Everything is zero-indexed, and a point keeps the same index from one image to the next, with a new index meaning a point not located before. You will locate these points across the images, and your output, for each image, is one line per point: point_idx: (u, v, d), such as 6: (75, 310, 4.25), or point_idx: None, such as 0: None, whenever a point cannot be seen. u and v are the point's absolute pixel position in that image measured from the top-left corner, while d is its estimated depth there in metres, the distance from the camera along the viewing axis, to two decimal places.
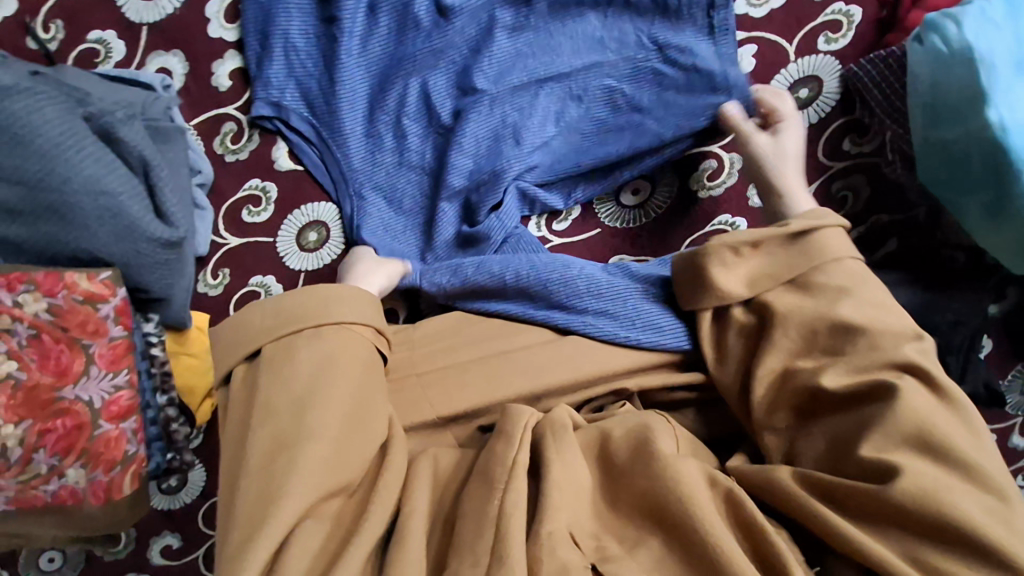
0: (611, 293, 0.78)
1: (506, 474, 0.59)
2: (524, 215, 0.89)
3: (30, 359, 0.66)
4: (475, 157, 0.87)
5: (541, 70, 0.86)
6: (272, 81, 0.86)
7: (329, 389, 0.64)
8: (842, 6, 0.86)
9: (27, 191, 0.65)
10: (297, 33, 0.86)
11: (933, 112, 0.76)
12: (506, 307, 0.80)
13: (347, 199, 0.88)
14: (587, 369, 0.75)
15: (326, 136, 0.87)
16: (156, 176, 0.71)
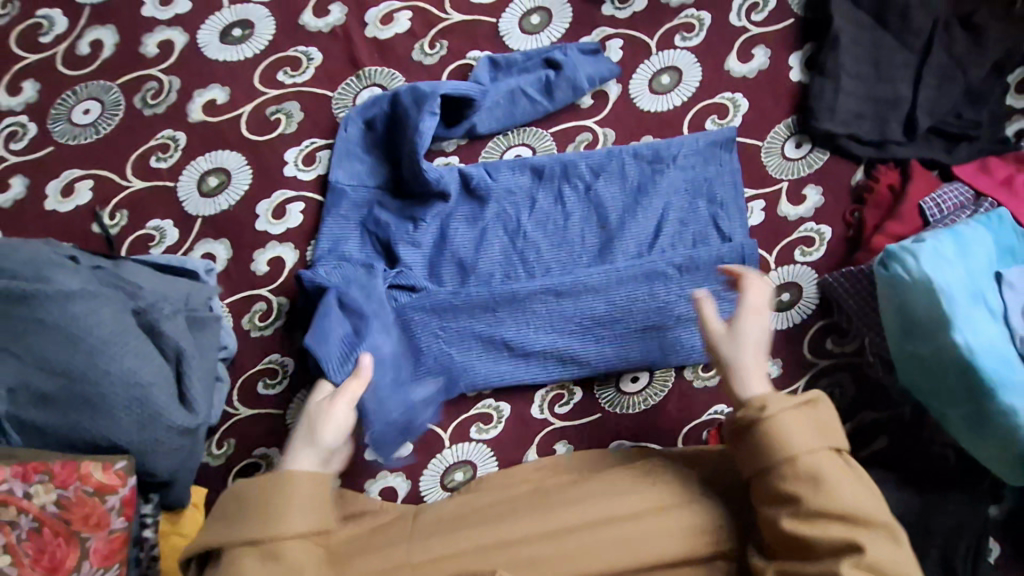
0: (449, 333, 0.93)
1: None
2: (450, 329, 0.93)
3: (25, 554, 0.64)
4: (480, 270, 0.95)
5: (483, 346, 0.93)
6: (405, 262, 0.94)
7: (284, 481, 0.66)
8: (813, 225, 0.97)
9: (65, 382, 0.69)
10: (466, 249, 0.96)
11: (905, 331, 0.84)
12: (435, 326, 0.93)
13: (400, 233, 0.95)
14: (589, 564, 0.72)
15: (433, 258, 0.96)
16: (186, 365, 0.76)
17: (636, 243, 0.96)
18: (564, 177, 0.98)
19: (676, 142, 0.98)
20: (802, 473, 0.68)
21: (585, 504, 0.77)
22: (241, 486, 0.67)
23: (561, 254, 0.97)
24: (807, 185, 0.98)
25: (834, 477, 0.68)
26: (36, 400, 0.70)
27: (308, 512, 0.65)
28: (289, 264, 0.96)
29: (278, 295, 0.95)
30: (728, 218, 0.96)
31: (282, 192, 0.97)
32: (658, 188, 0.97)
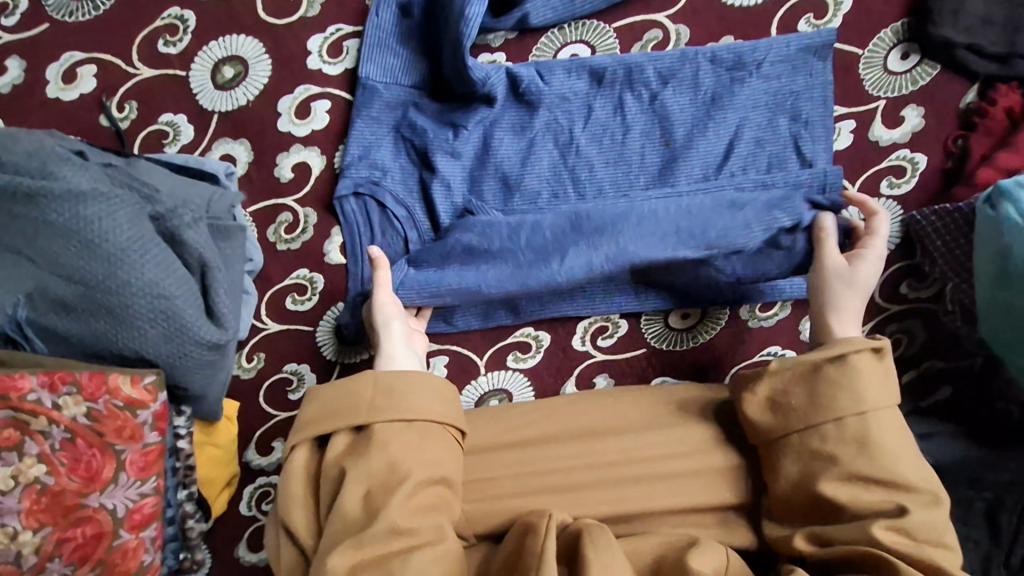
0: (492, 242, 0.81)
1: (537, 561, 0.59)
2: (492, 238, 0.81)
3: (60, 462, 0.63)
4: (526, 185, 0.86)
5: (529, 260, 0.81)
6: (446, 174, 0.85)
7: (407, 382, 0.69)
8: (908, 152, 0.85)
9: (83, 290, 0.64)
10: (510, 162, 0.86)
11: (1003, 277, 0.75)
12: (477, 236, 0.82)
13: (437, 139, 0.85)
14: (628, 500, 0.73)
15: (474, 170, 0.86)
16: (212, 277, 0.70)
17: (702, 165, 0.85)
18: (626, 84, 0.86)
19: (762, 45, 0.84)
20: (843, 433, 0.64)
21: (631, 433, 0.77)
22: (354, 384, 0.69)
23: (616, 173, 0.86)
24: (908, 105, 0.85)
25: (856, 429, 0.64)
26: (56, 308, 0.65)
27: (436, 400, 0.70)
28: (316, 170, 0.87)
29: (305, 205, 0.87)
30: (811, 139, 0.84)
31: (305, 87, 0.86)
32: (734, 101, 0.85)
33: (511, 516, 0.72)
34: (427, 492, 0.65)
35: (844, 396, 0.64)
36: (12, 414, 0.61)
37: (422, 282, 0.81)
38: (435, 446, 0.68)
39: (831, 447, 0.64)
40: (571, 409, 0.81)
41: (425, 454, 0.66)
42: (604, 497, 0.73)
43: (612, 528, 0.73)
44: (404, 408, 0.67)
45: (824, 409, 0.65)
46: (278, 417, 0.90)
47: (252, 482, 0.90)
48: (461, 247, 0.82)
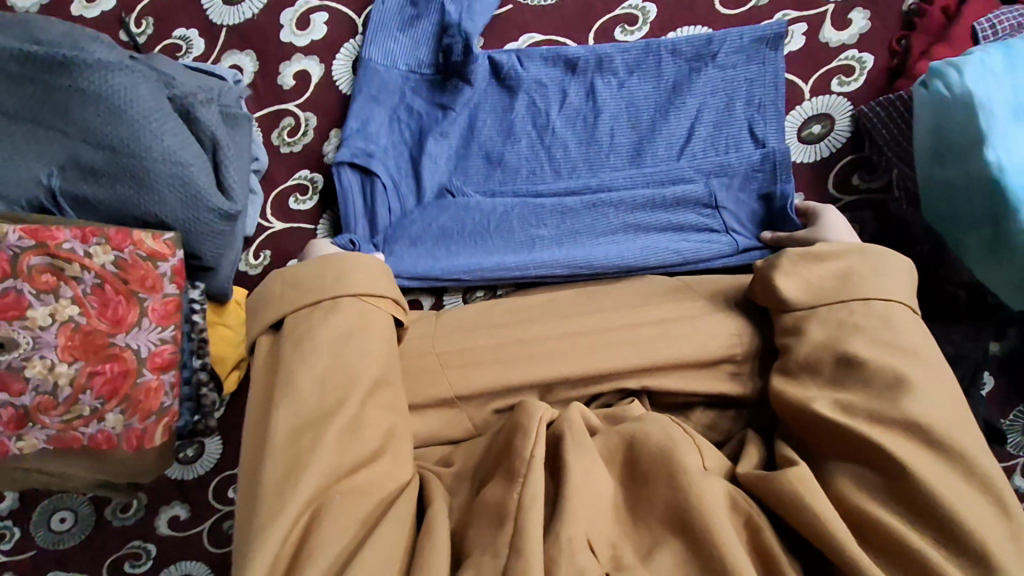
0: (459, 237, 0.91)
1: (524, 467, 0.63)
2: (466, 228, 0.91)
3: (91, 305, 0.72)
4: (498, 190, 0.94)
5: (495, 237, 0.91)
6: (432, 159, 0.93)
7: (347, 269, 0.75)
8: (856, 52, 0.93)
9: (110, 154, 0.73)
10: (493, 142, 0.95)
11: (935, 153, 0.83)
12: (455, 241, 0.91)
13: (425, 119, 0.94)
14: (598, 362, 0.78)
15: (456, 159, 0.95)
16: (223, 154, 0.79)
17: (667, 145, 0.94)
18: (597, 71, 0.94)
19: (717, 37, 0.93)
20: (869, 309, 0.70)
21: (602, 314, 0.83)
22: (297, 271, 0.75)
23: (588, 153, 0.95)
24: (854, 9, 0.93)
25: (885, 323, 0.69)
26: (85, 175, 0.74)
27: (371, 279, 0.76)
28: (315, 78, 0.96)
29: (306, 110, 0.96)
30: (764, 123, 0.92)
31: (305, 2, 0.96)
32: (693, 88, 0.93)
33: (492, 382, 0.78)
34: (345, 354, 0.69)
35: (873, 284, 0.71)
36: (50, 260, 0.71)
37: (402, 243, 0.89)
38: (369, 317, 0.73)
39: (857, 318, 0.70)
40: (548, 302, 0.87)
41: (340, 322, 0.71)
42: (580, 358, 0.78)
43: (586, 390, 0.79)
44: (309, 292, 0.73)
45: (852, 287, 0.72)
46: None
47: None
48: (435, 227, 0.91)
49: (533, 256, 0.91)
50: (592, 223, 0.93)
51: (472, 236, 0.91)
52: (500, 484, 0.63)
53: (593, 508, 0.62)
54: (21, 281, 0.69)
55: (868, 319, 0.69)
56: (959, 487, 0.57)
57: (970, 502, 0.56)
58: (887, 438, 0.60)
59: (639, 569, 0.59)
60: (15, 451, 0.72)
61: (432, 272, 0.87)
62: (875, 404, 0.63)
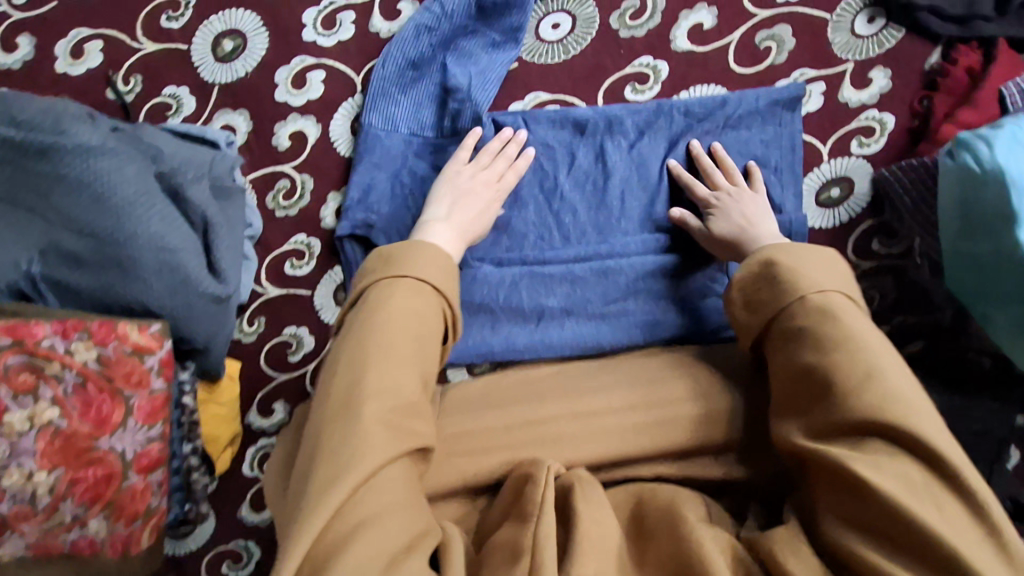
0: (467, 317, 0.90)
1: (537, 508, 0.59)
2: (472, 302, 0.90)
3: (72, 406, 0.67)
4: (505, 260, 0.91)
5: (502, 314, 0.90)
6: None
7: (411, 250, 0.68)
8: (876, 113, 0.89)
9: (93, 242, 0.68)
10: (499, 208, 0.91)
11: (963, 228, 0.79)
12: (460, 319, 0.90)
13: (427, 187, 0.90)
14: (609, 450, 0.75)
15: None
16: (214, 233, 0.74)
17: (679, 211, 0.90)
18: (607, 133, 0.90)
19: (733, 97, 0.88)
20: (806, 308, 0.60)
21: (614, 393, 0.79)
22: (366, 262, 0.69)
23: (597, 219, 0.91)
24: (875, 68, 0.89)
25: (832, 316, 0.59)
26: (67, 261, 0.69)
27: (430, 266, 0.67)
28: (312, 139, 0.91)
29: (302, 172, 0.91)
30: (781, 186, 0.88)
31: (301, 59, 0.90)
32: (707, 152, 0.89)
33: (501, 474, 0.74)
34: (411, 324, 0.62)
35: (800, 273, 0.63)
36: (28, 359, 0.65)
37: None
38: (423, 323, 0.64)
39: (801, 322, 0.60)
40: (556, 379, 0.85)
41: (405, 304, 0.63)
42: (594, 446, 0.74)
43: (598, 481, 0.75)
44: (367, 282, 0.66)
45: (785, 291, 0.63)
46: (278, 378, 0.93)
47: (254, 446, 0.93)
48: None
49: (541, 334, 0.90)
50: (600, 291, 0.90)
51: (476, 312, 0.90)
52: (512, 526, 0.59)
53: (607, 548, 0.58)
54: None
55: (807, 312, 0.60)
56: (908, 473, 0.49)
57: (967, 538, 0.45)
58: (855, 457, 0.51)
59: None
60: None
61: (447, 353, 0.90)
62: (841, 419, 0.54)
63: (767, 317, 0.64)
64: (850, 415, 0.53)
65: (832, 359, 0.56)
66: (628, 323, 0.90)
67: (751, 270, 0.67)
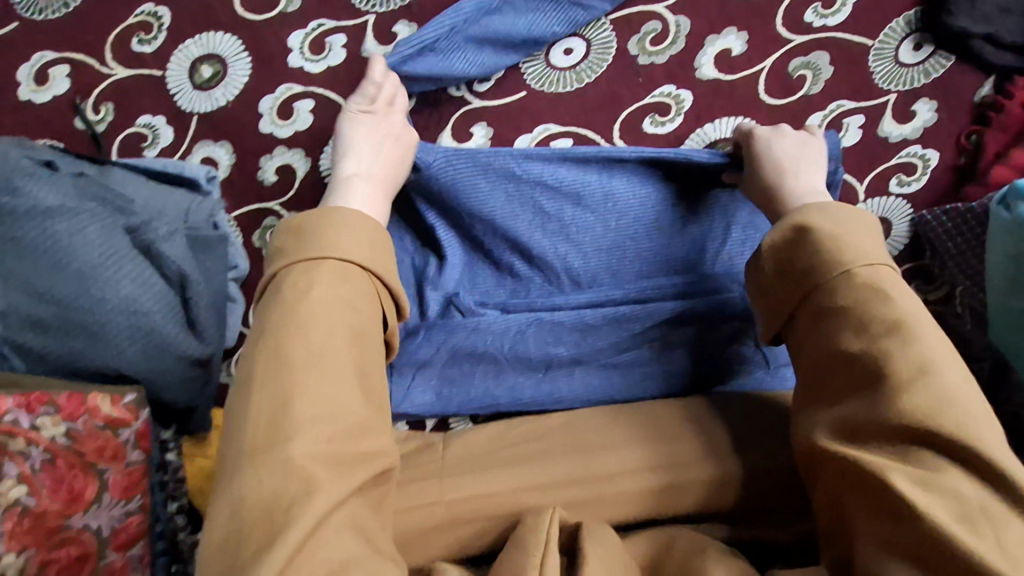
0: (469, 365, 0.85)
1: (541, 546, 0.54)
2: (475, 349, 0.84)
3: (42, 484, 0.62)
4: (510, 305, 0.85)
5: (507, 363, 0.84)
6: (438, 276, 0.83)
7: (341, 232, 0.59)
8: (919, 148, 0.81)
9: (57, 309, 0.62)
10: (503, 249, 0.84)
11: (1012, 282, 0.72)
12: (462, 367, 0.85)
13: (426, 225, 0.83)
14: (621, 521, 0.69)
15: (465, 265, 0.84)
16: (191, 291, 0.68)
17: (698, 251, 0.83)
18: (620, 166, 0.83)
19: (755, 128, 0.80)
20: (855, 285, 0.54)
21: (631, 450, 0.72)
22: (294, 221, 0.60)
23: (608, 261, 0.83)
24: (919, 99, 0.81)
25: (877, 316, 0.51)
26: (30, 328, 0.63)
27: (361, 241, 0.59)
28: (300, 176, 0.83)
29: (290, 209, 0.84)
30: None
31: (288, 87, 0.83)
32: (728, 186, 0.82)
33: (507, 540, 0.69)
34: (333, 319, 0.53)
35: (840, 231, 0.57)
36: None
37: (412, 364, 0.84)
38: (360, 303, 0.56)
39: (844, 300, 0.54)
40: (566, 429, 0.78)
41: (340, 292, 0.55)
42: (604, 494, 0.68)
43: None
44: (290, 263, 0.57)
45: (828, 264, 0.55)
46: None
47: None
48: (443, 349, 0.84)
49: (548, 383, 0.84)
50: (612, 337, 0.84)
51: (479, 359, 0.84)
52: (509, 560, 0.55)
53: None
54: None
55: (853, 293, 0.53)
56: (963, 495, 0.44)
57: None
58: (898, 471, 0.46)
59: None
60: None
61: (448, 405, 0.85)
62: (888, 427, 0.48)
63: (798, 295, 0.58)
64: (898, 414, 0.47)
65: (876, 346, 0.50)
66: (642, 372, 0.84)
67: (790, 229, 0.60)
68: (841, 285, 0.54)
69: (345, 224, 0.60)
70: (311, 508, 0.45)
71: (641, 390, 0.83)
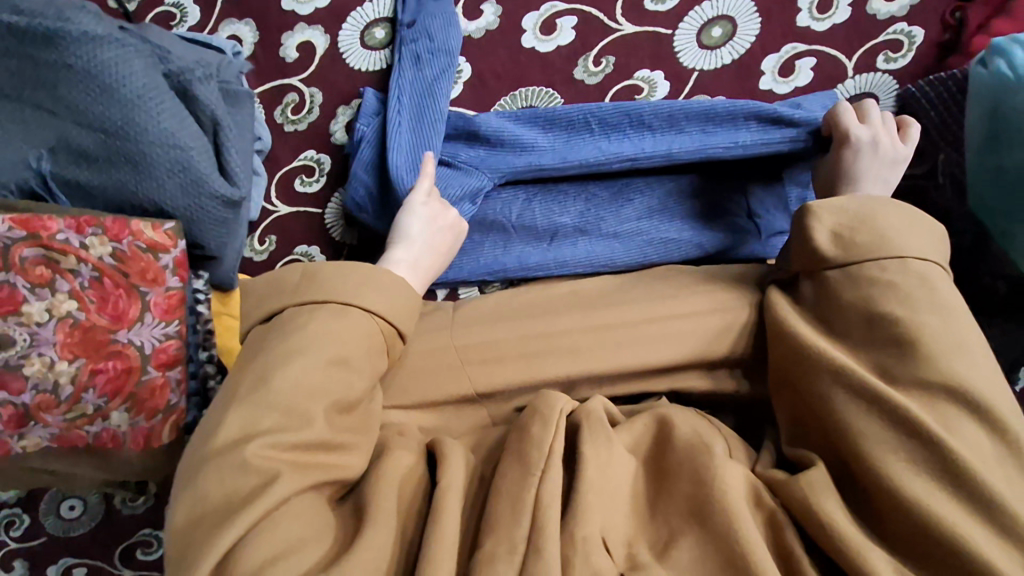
0: (479, 233, 0.90)
1: (543, 459, 0.58)
2: (485, 217, 0.89)
3: (89, 299, 0.68)
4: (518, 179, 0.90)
5: (515, 231, 0.89)
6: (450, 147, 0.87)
7: (333, 274, 0.67)
8: (904, 25, 0.86)
9: (104, 137, 0.67)
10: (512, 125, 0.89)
11: (990, 139, 0.76)
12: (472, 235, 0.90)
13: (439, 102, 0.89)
14: (622, 361, 0.74)
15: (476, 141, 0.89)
16: (225, 135, 0.74)
17: None
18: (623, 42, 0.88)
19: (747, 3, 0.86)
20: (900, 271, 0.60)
21: (628, 307, 0.77)
22: (282, 273, 0.69)
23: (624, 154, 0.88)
24: None
25: (917, 295, 0.59)
26: (78, 159, 0.69)
27: (372, 289, 0.67)
28: (320, 50, 0.89)
29: (310, 85, 0.90)
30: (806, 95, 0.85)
31: None
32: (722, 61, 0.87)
33: (514, 381, 0.74)
34: (329, 342, 0.62)
35: (887, 219, 0.64)
36: (44, 252, 0.66)
37: None
38: (357, 329, 0.64)
39: (892, 275, 0.60)
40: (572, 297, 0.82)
41: (334, 327, 0.63)
42: (607, 362, 0.74)
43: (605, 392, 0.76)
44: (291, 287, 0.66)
45: (871, 250, 0.62)
46: None
47: None
48: None
49: (554, 251, 0.89)
50: (613, 206, 0.90)
51: (490, 228, 0.89)
52: (512, 474, 0.58)
53: (608, 493, 0.58)
54: (15, 274, 0.65)
55: (885, 268, 0.60)
56: (979, 441, 0.51)
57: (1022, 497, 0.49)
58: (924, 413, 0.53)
59: (657, 568, 0.54)
60: (16, 451, 0.69)
61: (459, 271, 0.89)
62: (924, 380, 0.54)
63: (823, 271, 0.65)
64: (937, 369, 0.54)
65: (915, 320, 0.57)
66: (643, 239, 0.89)
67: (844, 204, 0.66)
68: (888, 267, 0.61)
69: (339, 284, 0.66)
70: (276, 493, 0.52)
71: (642, 254, 0.88)
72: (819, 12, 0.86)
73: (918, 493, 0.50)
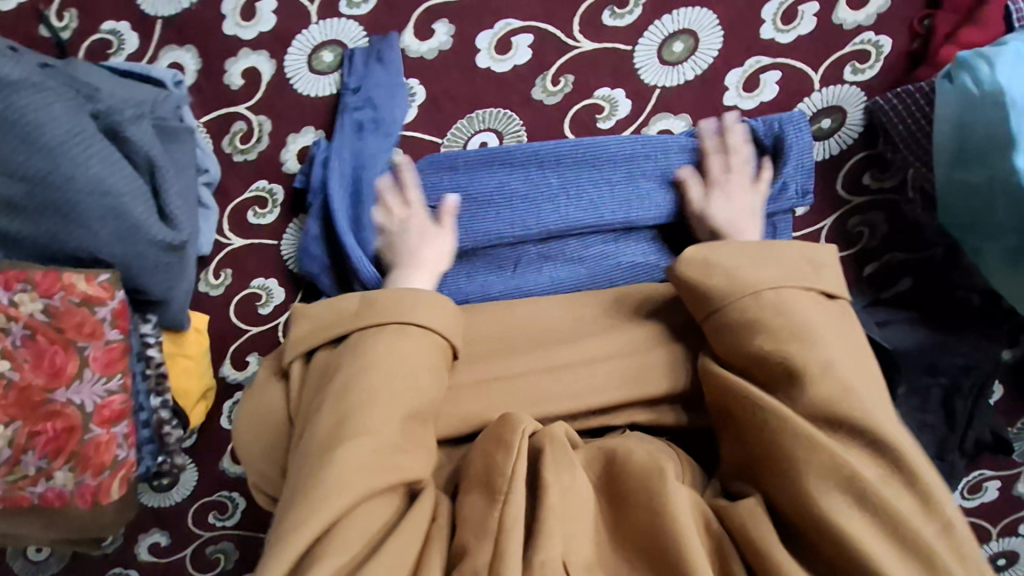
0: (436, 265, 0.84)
1: (506, 484, 0.55)
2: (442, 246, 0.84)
3: (24, 358, 0.65)
4: None
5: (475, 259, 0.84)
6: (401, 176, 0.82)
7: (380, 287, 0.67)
8: (872, 35, 0.83)
9: (27, 186, 0.64)
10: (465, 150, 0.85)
11: (959, 154, 0.74)
12: None
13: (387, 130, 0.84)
14: (587, 399, 0.71)
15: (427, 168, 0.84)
16: (161, 176, 0.71)
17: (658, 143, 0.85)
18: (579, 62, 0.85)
19: (707, 16, 0.83)
20: (759, 304, 0.58)
21: (591, 339, 0.75)
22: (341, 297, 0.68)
23: (581, 176, 0.84)
24: None
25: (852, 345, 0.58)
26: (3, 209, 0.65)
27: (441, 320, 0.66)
28: (266, 77, 0.85)
29: (258, 113, 0.86)
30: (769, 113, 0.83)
31: None
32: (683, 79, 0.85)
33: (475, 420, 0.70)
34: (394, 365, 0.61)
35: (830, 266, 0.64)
36: None
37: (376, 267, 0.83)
38: (412, 340, 0.64)
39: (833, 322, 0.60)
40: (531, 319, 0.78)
41: (394, 342, 0.63)
42: (569, 398, 0.71)
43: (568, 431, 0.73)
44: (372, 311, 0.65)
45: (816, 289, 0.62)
46: (250, 332, 0.91)
47: (230, 398, 0.93)
48: None
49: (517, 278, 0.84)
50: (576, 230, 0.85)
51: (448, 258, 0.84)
52: (478, 499, 0.56)
53: (575, 509, 0.55)
54: None
55: (806, 311, 0.57)
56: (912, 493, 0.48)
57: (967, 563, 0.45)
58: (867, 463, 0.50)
59: None
60: None
61: None
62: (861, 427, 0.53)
63: None
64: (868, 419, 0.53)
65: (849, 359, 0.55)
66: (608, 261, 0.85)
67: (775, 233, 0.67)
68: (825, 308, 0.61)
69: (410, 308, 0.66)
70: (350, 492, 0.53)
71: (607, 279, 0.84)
72: (784, 23, 0.83)
73: (856, 537, 0.46)
